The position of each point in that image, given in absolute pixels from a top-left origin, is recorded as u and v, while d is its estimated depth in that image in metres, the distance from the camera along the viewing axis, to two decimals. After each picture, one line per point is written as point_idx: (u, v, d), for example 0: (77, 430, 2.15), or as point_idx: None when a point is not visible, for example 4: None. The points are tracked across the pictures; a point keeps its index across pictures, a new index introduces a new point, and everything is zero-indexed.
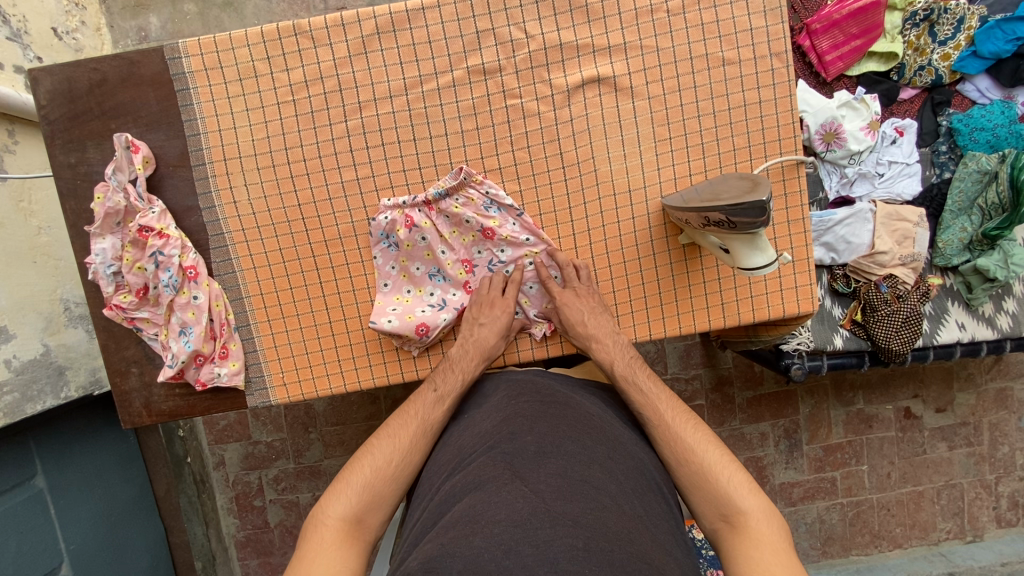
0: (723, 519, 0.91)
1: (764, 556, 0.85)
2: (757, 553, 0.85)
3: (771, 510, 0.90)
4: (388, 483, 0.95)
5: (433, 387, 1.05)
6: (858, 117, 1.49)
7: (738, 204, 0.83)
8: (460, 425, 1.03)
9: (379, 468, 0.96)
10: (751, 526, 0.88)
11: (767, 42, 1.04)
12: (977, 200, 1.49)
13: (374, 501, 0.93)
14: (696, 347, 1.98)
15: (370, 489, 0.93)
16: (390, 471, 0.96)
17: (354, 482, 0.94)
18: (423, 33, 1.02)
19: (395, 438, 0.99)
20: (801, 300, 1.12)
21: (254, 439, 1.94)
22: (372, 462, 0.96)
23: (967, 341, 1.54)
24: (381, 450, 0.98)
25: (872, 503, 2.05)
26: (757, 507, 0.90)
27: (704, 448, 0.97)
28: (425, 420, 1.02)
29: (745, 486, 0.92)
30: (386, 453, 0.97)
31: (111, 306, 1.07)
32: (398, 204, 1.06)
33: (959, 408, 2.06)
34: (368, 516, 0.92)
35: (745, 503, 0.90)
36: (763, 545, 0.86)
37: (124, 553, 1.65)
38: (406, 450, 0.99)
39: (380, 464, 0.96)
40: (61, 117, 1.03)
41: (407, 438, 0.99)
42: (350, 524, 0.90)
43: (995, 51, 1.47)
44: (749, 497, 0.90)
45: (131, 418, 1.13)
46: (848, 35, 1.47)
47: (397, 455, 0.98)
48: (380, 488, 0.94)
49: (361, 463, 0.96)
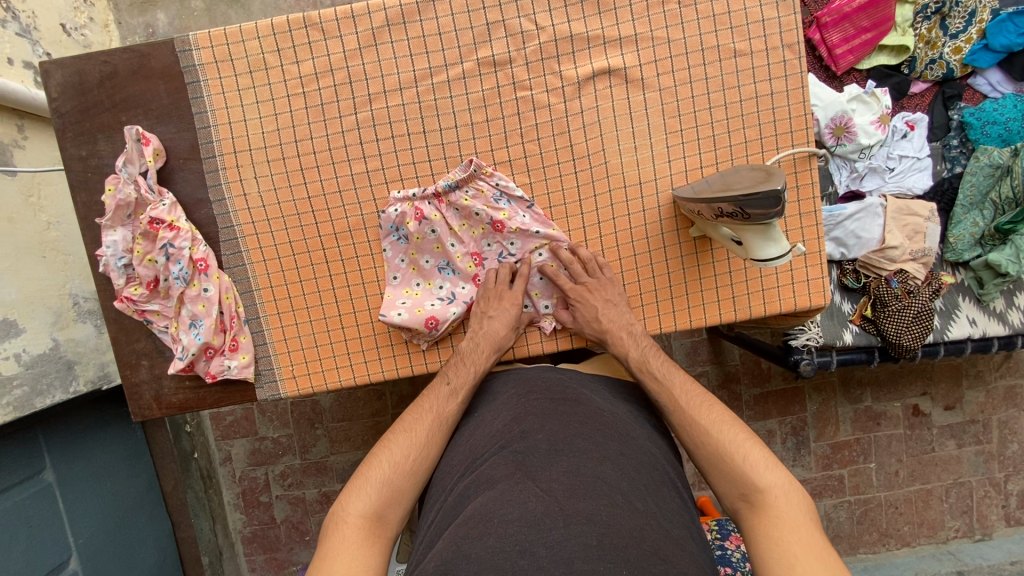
0: (743, 498, 0.90)
1: (784, 533, 0.84)
2: (777, 531, 0.84)
3: (791, 487, 0.89)
4: (407, 478, 0.95)
5: (446, 382, 1.05)
6: (868, 111, 1.48)
7: (752, 195, 0.82)
8: (471, 425, 1.03)
9: (398, 463, 0.96)
10: (771, 504, 0.87)
11: (779, 33, 1.03)
12: (990, 194, 1.47)
13: (393, 497, 0.92)
14: (704, 344, 1.97)
15: (388, 486, 0.93)
16: (409, 466, 0.96)
17: (372, 479, 0.94)
18: (433, 25, 1.02)
19: (411, 433, 0.99)
20: (812, 293, 1.11)
21: (262, 434, 1.94)
22: (389, 458, 0.96)
23: (978, 337, 1.52)
24: (398, 446, 0.98)
25: (880, 501, 2.04)
26: (777, 483, 0.89)
27: (719, 428, 0.96)
28: (441, 413, 1.02)
29: (762, 464, 0.91)
30: (403, 449, 0.97)
31: (122, 299, 1.07)
32: (408, 196, 1.06)
33: (968, 405, 2.04)
34: (388, 511, 0.91)
35: (764, 481, 0.89)
36: (783, 522, 0.85)
37: (132, 549, 1.66)
38: (423, 445, 0.99)
39: (398, 460, 0.96)
40: (72, 110, 1.04)
41: (423, 433, 0.99)
42: (370, 521, 0.89)
43: (1007, 44, 1.45)
44: (767, 474, 0.90)
45: (141, 411, 1.13)
46: (858, 28, 1.46)
47: (414, 450, 0.98)
48: (398, 485, 0.94)
49: (379, 459, 0.96)
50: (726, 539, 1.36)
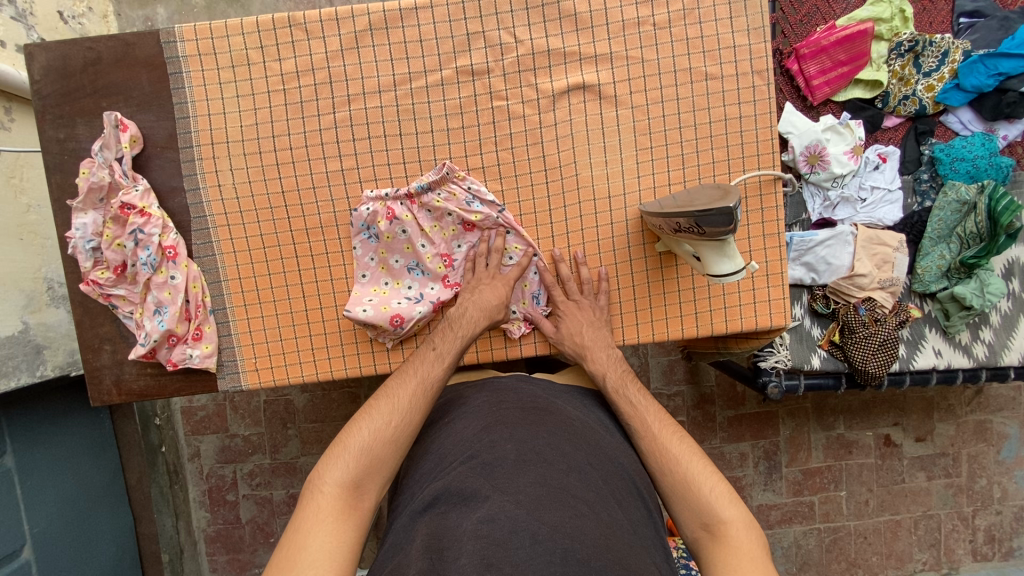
0: (704, 528, 0.92)
1: (742, 563, 0.86)
2: (736, 560, 0.87)
3: (751, 520, 0.91)
4: (388, 446, 0.95)
5: (432, 347, 1.04)
6: (842, 142, 1.52)
7: (706, 210, 0.85)
8: (447, 428, 1.04)
9: (378, 430, 0.95)
10: (730, 536, 0.89)
11: (750, 59, 1.07)
12: (956, 228, 1.51)
13: (371, 466, 0.93)
14: (679, 363, 1.97)
15: (367, 453, 0.93)
16: (390, 434, 0.96)
17: (350, 446, 0.93)
18: (414, 32, 1.04)
19: (392, 398, 0.98)
20: (774, 313, 1.13)
21: (232, 431, 1.93)
22: (369, 425, 0.95)
23: (943, 368, 1.55)
24: (379, 410, 0.97)
25: (849, 530, 2.04)
26: (738, 516, 0.91)
27: (688, 459, 0.98)
28: (425, 378, 1.01)
29: (725, 496, 0.93)
30: (385, 415, 0.97)
31: (87, 282, 1.07)
32: (380, 196, 1.07)
33: (938, 438, 2.06)
34: (366, 480, 0.92)
35: (726, 513, 0.91)
36: (741, 554, 0.87)
37: (90, 543, 1.63)
38: (406, 410, 0.98)
39: (378, 427, 0.95)
40: (54, 93, 1.05)
41: (405, 396, 0.99)
42: (348, 490, 0.90)
43: (977, 85, 1.50)
44: (730, 506, 0.92)
45: (101, 396, 1.13)
46: (835, 61, 1.51)
47: (395, 416, 0.97)
48: (378, 452, 0.94)
49: (359, 426, 0.96)
50: (690, 560, 1.34)
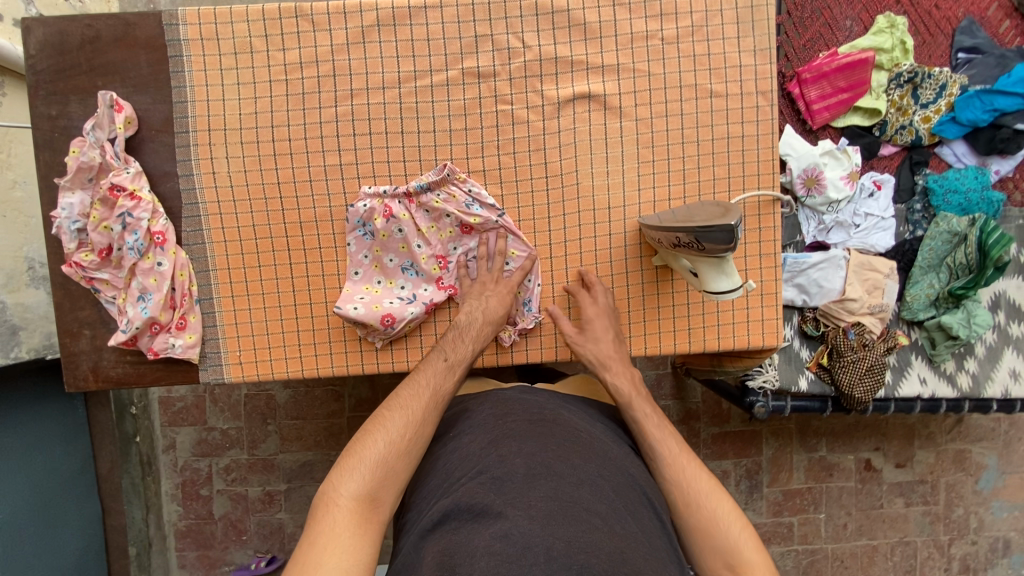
0: (727, 569, 0.91)
1: None
2: None
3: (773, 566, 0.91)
4: (402, 459, 0.93)
5: (443, 356, 1.03)
6: (839, 167, 1.54)
7: (708, 227, 0.85)
8: (454, 441, 1.02)
9: (394, 442, 0.93)
10: None
11: (754, 79, 1.07)
12: (946, 259, 1.53)
13: (387, 479, 0.91)
14: (667, 377, 1.97)
15: (383, 466, 0.91)
16: (405, 446, 0.94)
17: (366, 459, 0.91)
18: (421, 31, 1.03)
19: (407, 410, 0.96)
20: (767, 333, 1.13)
21: (210, 424, 1.89)
22: (384, 437, 0.93)
23: (928, 398, 1.56)
24: (394, 422, 0.95)
25: (826, 553, 2.05)
26: (762, 562, 0.91)
27: (715, 498, 0.96)
28: (438, 390, 1.00)
29: (751, 541, 0.92)
30: (399, 427, 0.95)
31: (70, 264, 1.04)
32: (378, 193, 1.06)
33: (919, 465, 2.08)
34: (381, 493, 0.90)
35: (752, 557, 0.91)
36: None
37: (55, 534, 1.57)
38: (420, 422, 0.97)
39: (393, 439, 0.94)
40: (48, 69, 1.02)
41: (420, 409, 0.97)
42: (364, 503, 0.88)
43: (973, 119, 1.53)
44: (756, 551, 0.91)
45: (76, 382, 1.09)
46: (835, 88, 1.54)
47: (410, 428, 0.96)
48: (393, 465, 0.92)
49: (374, 438, 0.93)
50: None
